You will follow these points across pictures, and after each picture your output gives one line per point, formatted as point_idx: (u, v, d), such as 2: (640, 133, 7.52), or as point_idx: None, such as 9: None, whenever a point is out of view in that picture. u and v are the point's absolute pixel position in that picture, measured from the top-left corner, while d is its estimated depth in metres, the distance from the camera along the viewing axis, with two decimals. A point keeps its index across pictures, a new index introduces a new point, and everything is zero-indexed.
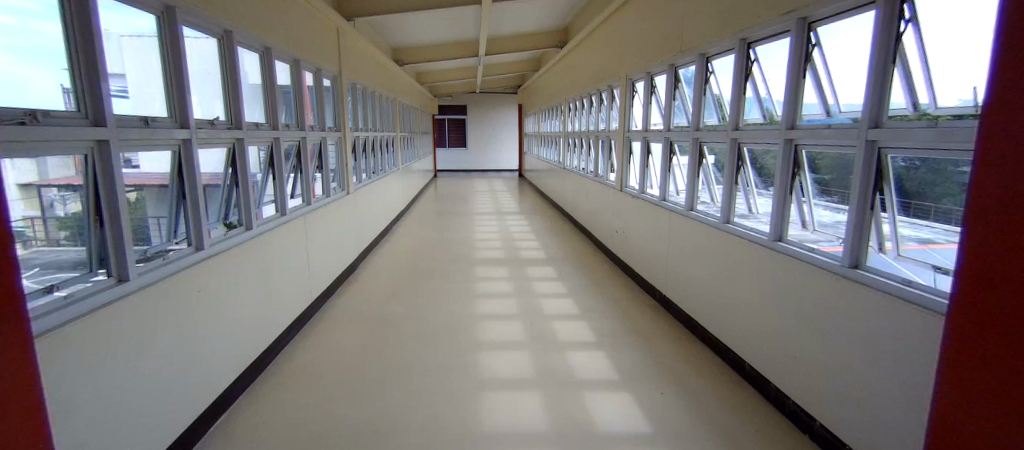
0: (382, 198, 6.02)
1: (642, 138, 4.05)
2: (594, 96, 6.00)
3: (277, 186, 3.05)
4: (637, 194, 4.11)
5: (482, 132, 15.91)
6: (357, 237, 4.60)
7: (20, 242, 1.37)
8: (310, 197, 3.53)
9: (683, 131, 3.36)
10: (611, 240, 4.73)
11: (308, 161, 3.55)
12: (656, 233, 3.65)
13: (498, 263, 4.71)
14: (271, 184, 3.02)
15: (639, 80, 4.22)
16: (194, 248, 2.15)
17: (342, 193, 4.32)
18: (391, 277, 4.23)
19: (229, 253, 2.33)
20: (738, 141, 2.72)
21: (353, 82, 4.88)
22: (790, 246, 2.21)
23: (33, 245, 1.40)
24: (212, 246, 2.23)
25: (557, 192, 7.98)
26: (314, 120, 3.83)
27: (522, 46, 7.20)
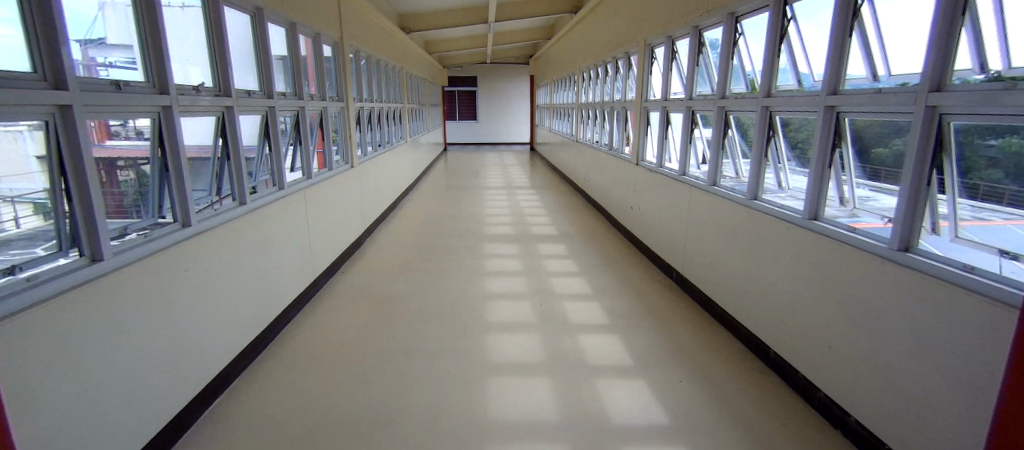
0: (389, 172, 5.86)
1: (660, 108, 3.80)
2: (610, 65, 5.69)
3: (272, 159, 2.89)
4: (655, 168, 3.89)
5: (493, 104, 15.56)
6: (363, 211, 4.47)
7: (41, 213, 1.44)
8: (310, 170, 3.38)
9: (708, 101, 3.09)
10: (625, 216, 4.56)
11: (307, 133, 3.37)
12: (674, 210, 3.46)
13: (507, 239, 4.57)
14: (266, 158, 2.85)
15: (659, 46, 3.92)
16: (181, 225, 2.01)
17: (346, 166, 4.17)
18: (398, 253, 4.12)
19: (220, 230, 2.20)
20: (771, 110, 2.45)
21: (355, 50, 4.65)
22: (827, 226, 2.00)
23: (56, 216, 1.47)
24: (200, 222, 2.09)
25: (569, 167, 7.75)
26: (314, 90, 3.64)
27: (535, 12, 6.86)
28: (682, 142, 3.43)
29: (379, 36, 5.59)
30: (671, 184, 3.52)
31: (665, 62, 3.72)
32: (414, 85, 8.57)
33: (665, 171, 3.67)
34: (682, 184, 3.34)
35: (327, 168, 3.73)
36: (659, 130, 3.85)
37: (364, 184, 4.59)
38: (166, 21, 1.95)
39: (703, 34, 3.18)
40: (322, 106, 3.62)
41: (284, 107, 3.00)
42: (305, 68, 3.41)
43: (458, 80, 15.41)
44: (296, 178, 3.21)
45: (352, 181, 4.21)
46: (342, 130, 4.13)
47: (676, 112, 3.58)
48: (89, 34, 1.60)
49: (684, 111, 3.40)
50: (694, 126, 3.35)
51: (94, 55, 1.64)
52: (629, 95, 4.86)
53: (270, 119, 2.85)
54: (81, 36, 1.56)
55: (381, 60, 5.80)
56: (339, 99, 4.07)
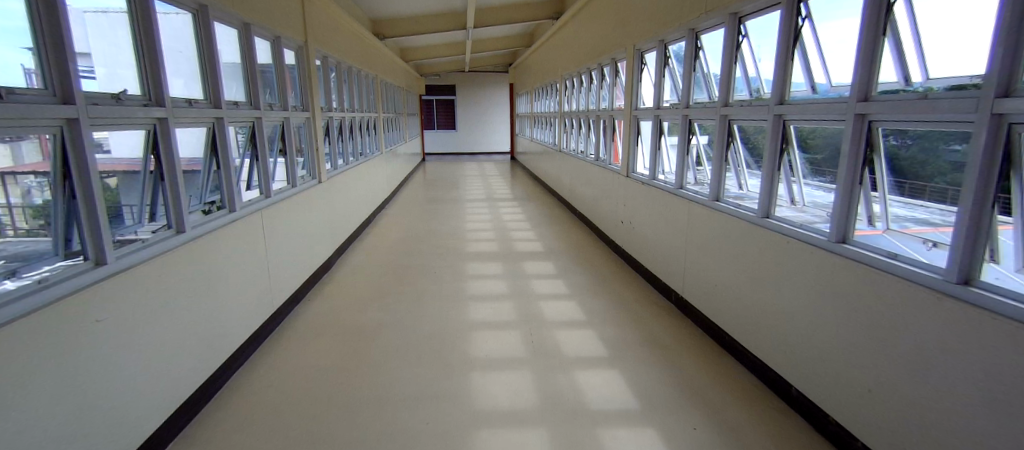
0: (363, 186, 5.49)
1: (653, 116, 3.56)
2: (594, 72, 5.47)
3: (223, 178, 2.51)
4: (648, 180, 3.64)
5: (472, 113, 15.29)
6: (333, 230, 4.10)
7: None
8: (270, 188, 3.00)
9: (706, 109, 2.85)
10: (615, 230, 4.30)
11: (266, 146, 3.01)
12: (671, 226, 3.21)
13: (490, 257, 4.24)
14: (216, 177, 2.48)
15: (650, 51, 3.69)
16: (92, 263, 1.64)
17: (314, 181, 3.80)
18: (372, 276, 3.76)
19: (147, 265, 1.82)
20: (784, 119, 2.21)
21: (324, 56, 4.29)
22: (862, 251, 1.76)
23: (6, 234, 1.39)
24: (120, 258, 1.72)
25: (553, 178, 7.50)
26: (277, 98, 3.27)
27: (515, 17, 6.61)
28: (679, 153, 3.20)
29: (350, 42, 5.23)
30: (667, 197, 3.27)
31: (657, 67, 3.49)
32: (389, 93, 8.21)
33: (661, 183, 3.42)
34: (679, 198, 3.09)
35: (290, 185, 3.36)
36: (652, 139, 3.61)
37: (334, 199, 4.23)
38: (70, 14, 1.56)
39: (700, 38, 2.95)
40: (285, 116, 3.25)
41: (237, 117, 2.64)
42: (263, 74, 3.04)
43: (436, 89, 15.09)
44: (254, 197, 2.84)
45: (320, 198, 3.83)
46: (308, 142, 3.76)
47: (672, 121, 3.34)
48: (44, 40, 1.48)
49: (680, 119, 3.16)
50: (692, 136, 3.12)
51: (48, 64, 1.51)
52: (617, 104, 4.62)
53: (222, 130, 2.48)
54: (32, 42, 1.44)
55: (353, 67, 5.45)
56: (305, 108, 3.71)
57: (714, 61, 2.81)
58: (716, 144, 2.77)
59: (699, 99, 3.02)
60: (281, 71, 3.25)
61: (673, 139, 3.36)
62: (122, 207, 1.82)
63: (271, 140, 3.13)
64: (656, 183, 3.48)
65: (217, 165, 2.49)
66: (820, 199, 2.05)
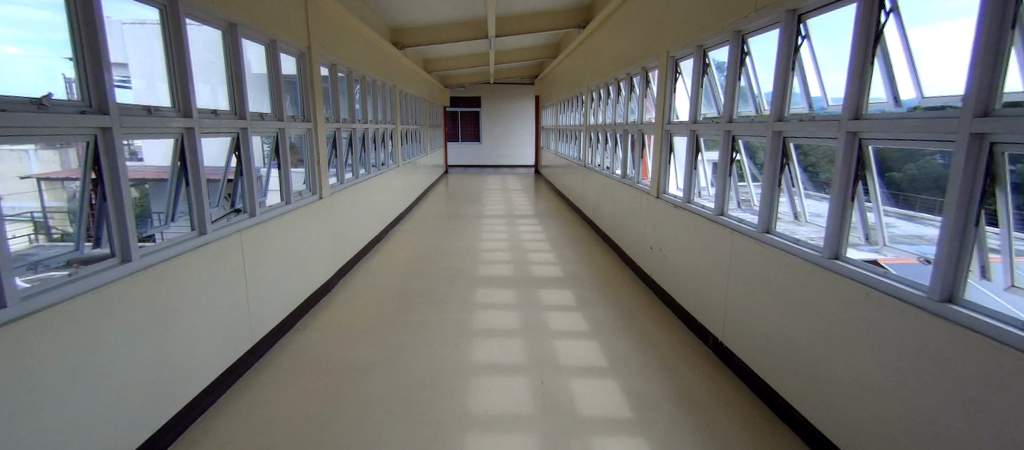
0: (376, 200, 5.22)
1: (689, 131, 3.14)
2: (623, 83, 5.06)
3: (192, 195, 2.21)
4: (681, 203, 3.21)
5: (497, 125, 15.06)
6: (336, 249, 3.81)
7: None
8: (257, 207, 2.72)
9: (755, 124, 2.41)
10: (641, 257, 3.86)
11: (253, 159, 2.72)
12: (709, 258, 2.76)
13: (503, 283, 3.85)
14: (183, 195, 2.18)
15: (688, 59, 3.27)
16: None
17: (315, 196, 3.52)
18: (372, 301, 3.43)
19: (68, 307, 1.51)
20: (862, 138, 1.74)
21: (332, 64, 4.04)
22: (981, 318, 1.29)
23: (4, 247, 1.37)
24: (25, 301, 1.39)
25: (577, 194, 7.09)
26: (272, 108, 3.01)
27: (539, 26, 6.30)
28: (721, 174, 2.77)
29: (366, 51, 5.00)
30: (704, 224, 2.83)
31: (694, 76, 3.07)
32: (410, 103, 7.98)
33: (699, 208, 2.96)
34: (720, 227, 2.64)
35: (284, 202, 3.08)
36: (687, 157, 3.18)
37: (339, 215, 3.93)
38: None
39: (747, 41, 2.53)
40: (279, 127, 2.98)
41: (213, 127, 2.33)
42: (254, 82, 2.77)
43: (462, 100, 14.96)
44: (235, 216, 2.55)
45: (322, 214, 3.54)
46: (309, 154, 3.47)
47: (711, 137, 2.90)
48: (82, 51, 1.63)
49: (722, 135, 2.73)
50: (736, 155, 2.68)
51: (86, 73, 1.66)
52: (648, 118, 4.19)
53: (191, 141, 2.18)
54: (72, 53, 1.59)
55: (369, 77, 5.22)
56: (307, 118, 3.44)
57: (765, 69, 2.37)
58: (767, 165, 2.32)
59: (745, 113, 2.59)
60: (276, 78, 2.98)
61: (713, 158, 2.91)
62: (47, 230, 1.54)
63: (261, 153, 2.85)
64: (691, 207, 3.04)
65: (184, 181, 2.18)
66: (915, 240, 1.58)
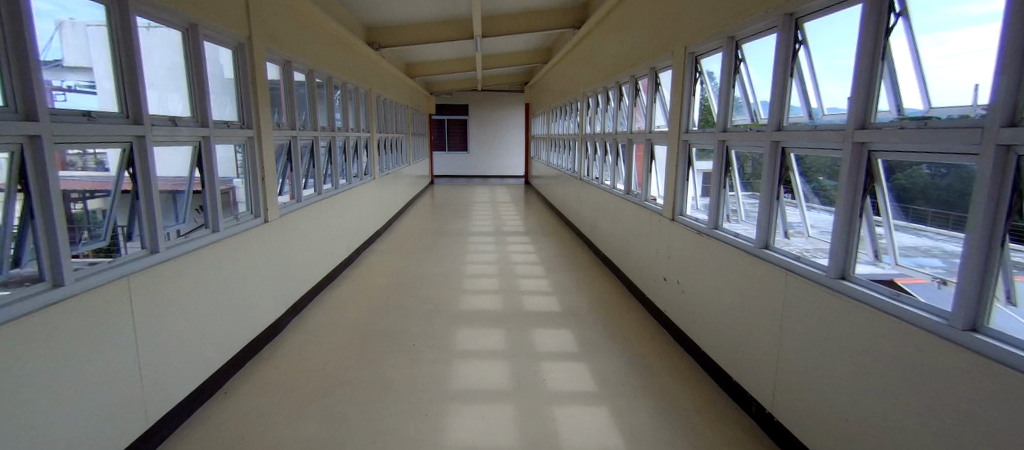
0: (346, 217, 4.58)
1: (716, 141, 2.57)
2: (625, 87, 4.52)
3: (43, 235, 1.48)
4: (706, 229, 2.62)
5: (485, 134, 14.52)
6: (289, 280, 3.17)
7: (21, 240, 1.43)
8: (161, 242, 1.98)
9: (824, 131, 1.80)
10: (652, 288, 3.26)
11: (158, 174, 2.00)
12: (753, 301, 2.15)
13: (490, 320, 3.22)
14: (28, 235, 1.45)
15: (711, 54, 2.69)
16: None
17: (261, 219, 2.80)
18: (328, 347, 2.80)
19: None
20: (1019, 154, 1.15)
21: (291, 62, 3.42)
22: None
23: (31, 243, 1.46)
24: None
25: (571, 209, 6.52)
26: (194, 110, 2.29)
27: (531, 26, 5.76)
28: (765, 196, 2.17)
29: (336, 50, 4.38)
30: (744, 258, 2.23)
31: (724, 76, 2.51)
32: (390, 110, 7.34)
33: (735, 238, 2.36)
34: (771, 265, 2.05)
35: (212, 229, 2.37)
36: (715, 173, 2.62)
37: (294, 239, 3.27)
38: None
39: (802, 27, 1.97)
40: (201, 134, 2.28)
41: (80, 135, 1.60)
42: (164, 74, 2.09)
43: (448, 108, 14.39)
44: (124, 254, 1.82)
45: (269, 240, 2.88)
46: (252, 168, 2.79)
47: (752, 149, 2.32)
48: (47, 55, 1.49)
49: (766, 146, 2.15)
50: (785, 173, 2.10)
51: (50, 79, 1.52)
52: (655, 126, 3.60)
53: (38, 155, 1.45)
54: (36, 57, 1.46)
55: (340, 80, 4.61)
56: (250, 126, 2.74)
57: (837, 60, 1.78)
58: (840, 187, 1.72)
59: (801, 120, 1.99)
60: (200, 70, 2.29)
61: (752, 176, 2.32)
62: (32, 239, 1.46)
63: (175, 166, 2.15)
64: (722, 236, 2.44)
65: (27, 213, 1.45)
66: None
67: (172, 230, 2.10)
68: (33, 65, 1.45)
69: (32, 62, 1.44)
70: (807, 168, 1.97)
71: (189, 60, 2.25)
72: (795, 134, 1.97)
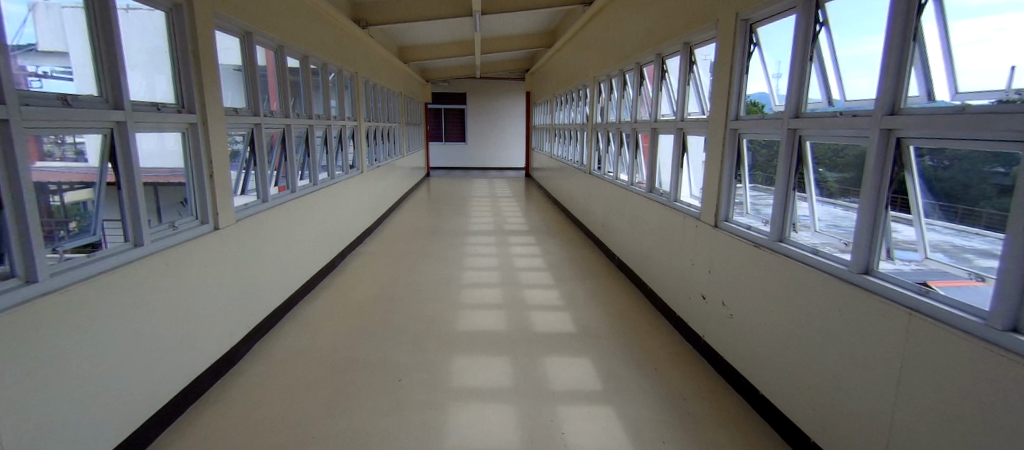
0: (327, 218, 4.04)
1: (788, 129, 1.96)
2: (634, 71, 3.91)
3: None
4: (771, 242, 2.05)
5: (483, 125, 13.93)
6: (251, 297, 2.65)
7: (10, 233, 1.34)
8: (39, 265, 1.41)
9: (990, 115, 1.17)
10: (685, 306, 2.74)
11: (35, 165, 1.41)
12: (846, 344, 1.61)
13: (492, 344, 2.71)
14: None
15: (776, 19, 2.08)
16: None
17: (206, 225, 2.23)
18: (295, 383, 2.28)
19: None
20: None
21: (253, 36, 2.83)
22: None
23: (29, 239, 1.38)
24: None
25: (578, 206, 5.98)
26: (105, 90, 1.68)
27: (535, 3, 5.16)
28: (865, 203, 1.57)
29: (313, 25, 3.78)
30: (831, 285, 1.68)
31: (800, 46, 1.88)
32: (381, 98, 6.74)
33: (817, 258, 1.78)
34: (876, 298, 1.49)
35: (133, 243, 1.81)
36: (782, 171, 2.01)
37: (255, 248, 2.71)
38: None
39: None
40: (115, 120, 1.68)
41: None
42: (51, 37, 1.48)
43: (445, 96, 13.75)
44: None
45: (218, 252, 2.31)
46: (194, 161, 2.17)
47: (847, 141, 1.68)
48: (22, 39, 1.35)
49: (872, 135, 1.54)
50: (896, 175, 1.49)
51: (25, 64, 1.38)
52: (687, 114, 3.00)
53: None
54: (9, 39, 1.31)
55: (320, 61, 4.02)
56: (188, 108, 2.11)
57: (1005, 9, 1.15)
58: (1017, 197, 1.13)
59: (941, 101, 1.33)
60: (111, 31, 1.67)
61: (844, 177, 1.71)
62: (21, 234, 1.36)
63: (74, 156, 1.57)
64: (800, 255, 1.87)
65: None
66: None
67: (63, 250, 1.54)
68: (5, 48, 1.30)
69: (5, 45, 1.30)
70: (939, 168, 1.35)
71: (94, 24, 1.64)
72: (923, 117, 1.35)
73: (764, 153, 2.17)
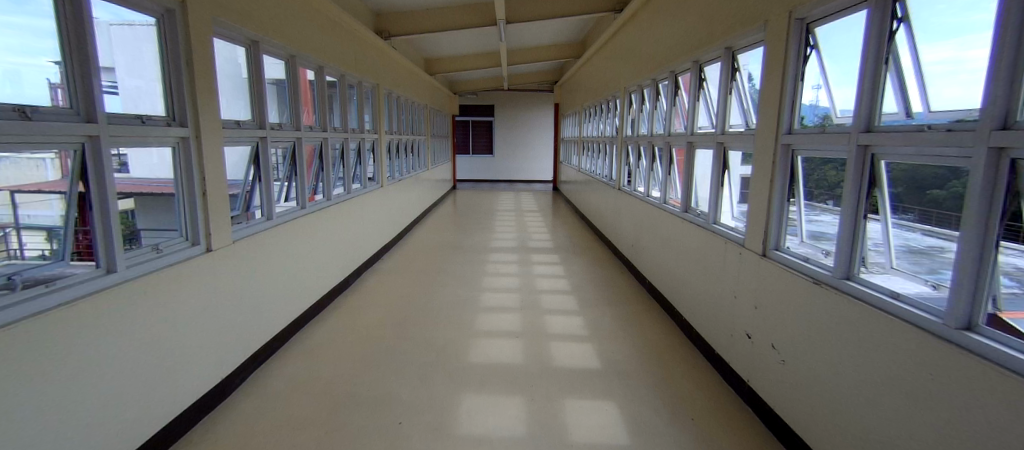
0: (343, 233, 3.89)
1: (855, 146, 1.62)
2: (668, 80, 3.60)
3: None
4: (834, 281, 1.71)
5: (511, 137, 13.78)
6: (251, 321, 2.48)
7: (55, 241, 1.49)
8: None
9: None
10: (726, 344, 2.41)
11: None
12: (942, 416, 1.27)
13: (506, 379, 2.45)
14: None
15: (840, 16, 1.76)
16: None
17: (198, 248, 2.07)
18: (288, 420, 2.08)
19: None
20: None
21: (262, 45, 2.68)
22: None
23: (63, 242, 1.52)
24: None
25: (606, 223, 5.67)
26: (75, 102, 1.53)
27: (562, 11, 4.95)
28: (968, 241, 1.23)
29: (331, 35, 3.65)
30: (921, 340, 1.34)
31: (874, 46, 1.56)
32: (406, 110, 6.63)
33: (899, 306, 1.44)
34: (988, 367, 1.15)
35: (105, 270, 1.65)
36: (847, 195, 1.67)
37: (257, 269, 2.55)
38: None
39: None
40: (85, 135, 1.53)
41: None
42: (22, 47, 1.35)
43: (473, 108, 13.70)
44: None
45: (212, 274, 2.16)
46: (184, 177, 2.02)
47: (941, 161, 1.34)
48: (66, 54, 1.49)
49: (979, 155, 1.20)
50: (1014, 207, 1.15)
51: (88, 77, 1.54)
52: (728, 126, 2.67)
53: None
54: (57, 57, 1.47)
55: (339, 73, 3.89)
56: (178, 122, 1.97)
57: None
58: None
59: None
60: (85, 38, 1.53)
61: (935, 207, 1.37)
62: (59, 242, 1.51)
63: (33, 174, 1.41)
64: (875, 299, 1.53)
65: None
66: None
67: (23, 281, 1.40)
68: (55, 65, 1.47)
69: (55, 63, 1.47)
70: None
71: (68, 32, 1.50)
72: None
73: (825, 173, 1.83)
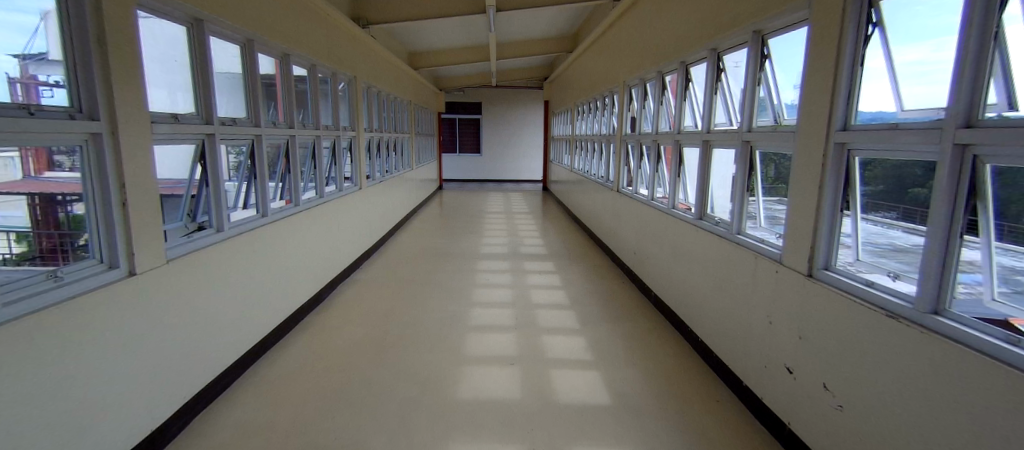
0: (315, 243, 3.47)
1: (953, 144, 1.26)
2: (678, 72, 3.24)
3: None
4: (917, 315, 1.35)
5: (499, 136, 13.39)
6: (197, 354, 2.08)
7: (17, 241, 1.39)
8: None
9: None
10: (760, 376, 2.07)
11: None
12: None
13: (503, 419, 2.08)
14: None
15: None
16: None
17: (117, 271, 1.66)
18: None
19: None
20: None
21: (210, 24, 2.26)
22: None
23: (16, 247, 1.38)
24: None
25: (603, 228, 5.31)
26: None
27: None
28: None
29: (298, 20, 3.22)
30: None
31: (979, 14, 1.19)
32: (387, 106, 6.19)
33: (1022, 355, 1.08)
34: None
35: None
36: (937, 208, 1.31)
37: (205, 291, 2.14)
38: None
39: None
40: None
41: None
42: None
43: (460, 106, 13.28)
44: None
45: (141, 302, 1.75)
46: (95, 183, 1.60)
47: None
48: (28, 50, 1.37)
49: None
50: None
51: (34, 72, 1.40)
52: (755, 122, 2.32)
53: None
54: (20, 50, 1.35)
55: (309, 62, 3.46)
56: (84, 114, 1.55)
57: None
58: None
59: None
60: None
61: None
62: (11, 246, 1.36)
63: None
64: (983, 343, 1.17)
65: None
66: None
67: None
68: (16, 58, 1.34)
69: (14, 56, 1.33)
70: None
71: None
72: None
73: (900, 177, 1.48)
